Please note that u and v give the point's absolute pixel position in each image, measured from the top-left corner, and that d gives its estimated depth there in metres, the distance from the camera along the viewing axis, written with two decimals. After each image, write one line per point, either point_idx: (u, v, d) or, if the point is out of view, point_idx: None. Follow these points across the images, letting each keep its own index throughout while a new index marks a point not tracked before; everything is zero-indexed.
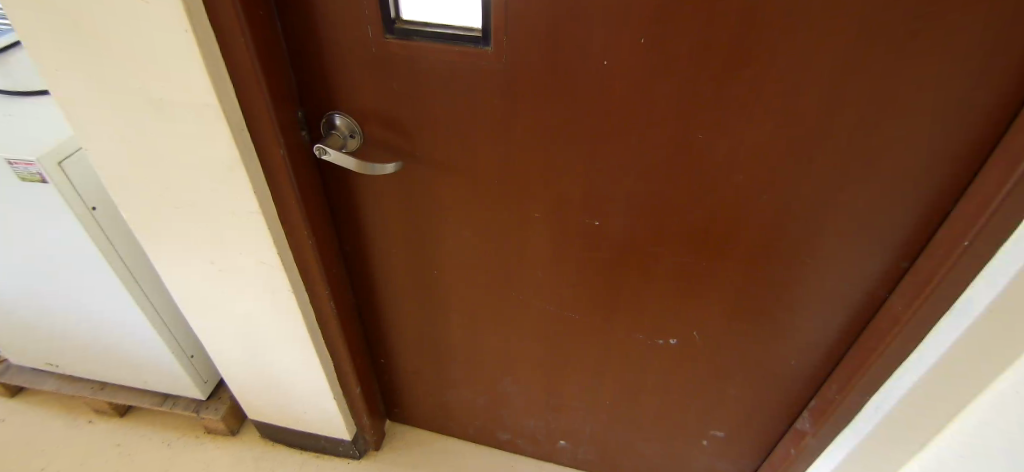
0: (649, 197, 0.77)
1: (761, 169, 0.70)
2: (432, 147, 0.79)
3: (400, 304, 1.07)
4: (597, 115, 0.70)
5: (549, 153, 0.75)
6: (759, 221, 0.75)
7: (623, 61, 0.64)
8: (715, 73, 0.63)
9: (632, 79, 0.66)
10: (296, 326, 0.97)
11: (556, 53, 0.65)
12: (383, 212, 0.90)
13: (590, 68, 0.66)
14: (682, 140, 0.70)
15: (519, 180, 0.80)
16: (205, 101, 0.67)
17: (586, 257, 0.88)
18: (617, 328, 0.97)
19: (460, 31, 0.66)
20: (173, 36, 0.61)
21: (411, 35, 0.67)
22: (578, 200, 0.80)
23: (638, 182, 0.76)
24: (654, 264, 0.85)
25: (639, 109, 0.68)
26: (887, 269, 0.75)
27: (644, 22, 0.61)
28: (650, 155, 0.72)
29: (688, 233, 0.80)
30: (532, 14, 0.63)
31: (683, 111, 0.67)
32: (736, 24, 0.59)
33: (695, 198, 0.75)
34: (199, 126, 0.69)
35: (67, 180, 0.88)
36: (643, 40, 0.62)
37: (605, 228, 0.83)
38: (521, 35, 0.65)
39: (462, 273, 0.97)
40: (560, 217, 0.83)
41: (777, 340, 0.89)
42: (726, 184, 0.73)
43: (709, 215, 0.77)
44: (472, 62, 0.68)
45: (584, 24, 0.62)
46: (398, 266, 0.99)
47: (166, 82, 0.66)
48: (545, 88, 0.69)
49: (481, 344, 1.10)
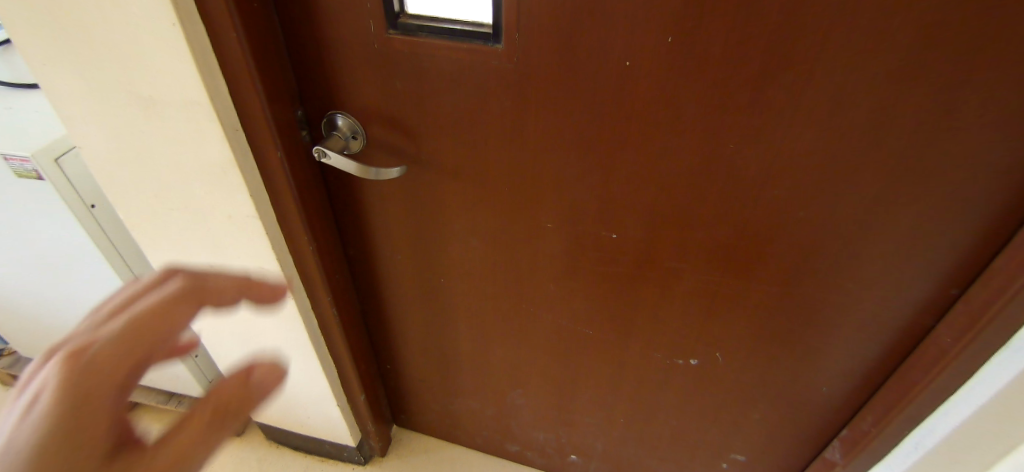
0: (669, 211, 0.71)
1: (797, 182, 0.63)
2: (437, 150, 0.74)
3: (405, 310, 1.03)
4: (615, 120, 0.64)
5: (562, 160, 0.70)
6: (791, 239, 0.68)
7: (645, 63, 0.58)
8: (748, 77, 0.56)
9: (655, 84, 0.59)
10: (296, 332, 0.94)
11: (569, 55, 0.59)
12: (387, 218, 0.86)
13: (609, 70, 0.60)
14: (709, 150, 0.63)
15: (531, 186, 0.74)
16: (198, 101, 0.63)
17: (602, 272, 0.82)
18: (633, 346, 0.91)
19: (468, 27, 0.61)
20: (162, 33, 0.57)
21: (416, 31, 0.62)
22: (594, 211, 0.74)
23: (658, 194, 0.69)
24: (674, 282, 0.79)
25: (661, 114, 0.61)
26: (934, 296, 0.67)
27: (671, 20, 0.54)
28: (674, 167, 0.66)
29: (711, 250, 0.73)
30: (546, 11, 0.57)
31: (710, 118, 0.60)
32: (774, 21, 0.52)
33: (719, 214, 0.69)
34: (192, 127, 0.66)
35: (64, 178, 0.85)
36: (670, 39, 0.56)
37: (622, 241, 0.77)
38: (535, 32, 0.59)
39: (471, 281, 0.92)
40: (573, 228, 0.77)
41: (807, 365, 0.83)
42: (753, 198, 0.66)
43: (732, 233, 0.70)
44: (481, 61, 0.62)
45: (601, 25, 0.56)
46: (404, 273, 0.95)
47: (157, 80, 0.62)
48: (558, 90, 0.63)
49: (488, 354, 1.05)
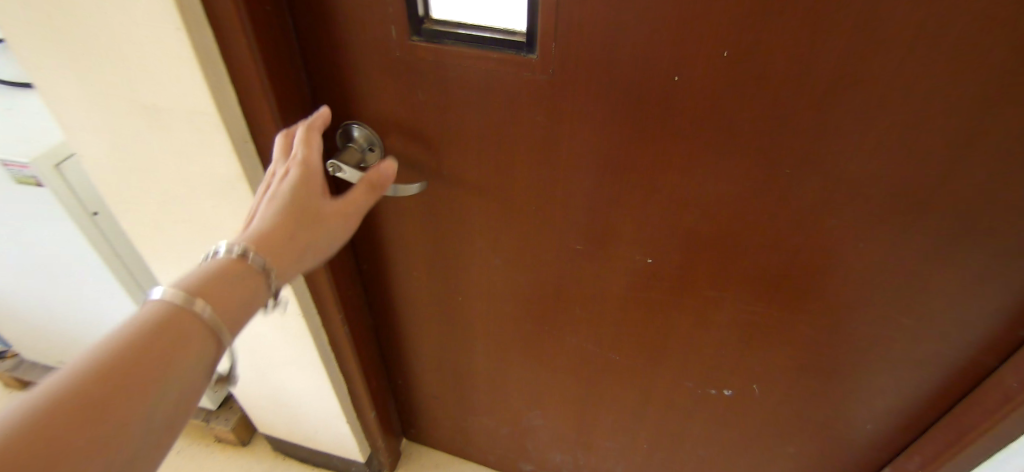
0: (710, 236, 0.65)
1: (858, 212, 0.56)
2: (459, 165, 0.69)
3: (419, 326, 0.98)
4: (656, 139, 0.58)
5: (595, 179, 0.64)
6: (845, 271, 0.62)
7: (695, 78, 0.52)
8: (812, 97, 0.50)
9: (704, 101, 0.53)
10: (306, 349, 0.90)
11: (608, 68, 0.54)
12: (402, 233, 0.81)
13: (654, 85, 0.54)
14: (760, 174, 0.57)
15: (560, 206, 0.69)
16: (204, 111, 0.58)
17: (632, 296, 0.76)
18: (661, 372, 0.86)
19: (499, 34, 0.55)
20: (166, 39, 0.52)
21: (441, 37, 0.57)
22: (627, 233, 0.69)
23: (701, 219, 0.64)
24: (710, 309, 0.73)
25: (709, 134, 0.56)
26: (1002, 338, 0.61)
27: (728, 32, 0.48)
28: (720, 190, 0.60)
29: (754, 278, 0.68)
30: (586, 19, 0.51)
31: (764, 139, 0.54)
32: (848, 36, 0.45)
33: (766, 240, 0.63)
34: (198, 138, 0.61)
35: (65, 185, 0.81)
36: (726, 53, 0.49)
37: (658, 266, 0.71)
38: (572, 41, 0.53)
39: (489, 300, 0.87)
40: (604, 250, 0.72)
41: (852, 401, 0.77)
42: (806, 227, 0.60)
43: (780, 261, 0.65)
44: (512, 72, 0.57)
45: (648, 37, 0.50)
46: (419, 289, 0.90)
47: (160, 89, 0.57)
48: (595, 105, 0.57)
49: (505, 374, 1.00)
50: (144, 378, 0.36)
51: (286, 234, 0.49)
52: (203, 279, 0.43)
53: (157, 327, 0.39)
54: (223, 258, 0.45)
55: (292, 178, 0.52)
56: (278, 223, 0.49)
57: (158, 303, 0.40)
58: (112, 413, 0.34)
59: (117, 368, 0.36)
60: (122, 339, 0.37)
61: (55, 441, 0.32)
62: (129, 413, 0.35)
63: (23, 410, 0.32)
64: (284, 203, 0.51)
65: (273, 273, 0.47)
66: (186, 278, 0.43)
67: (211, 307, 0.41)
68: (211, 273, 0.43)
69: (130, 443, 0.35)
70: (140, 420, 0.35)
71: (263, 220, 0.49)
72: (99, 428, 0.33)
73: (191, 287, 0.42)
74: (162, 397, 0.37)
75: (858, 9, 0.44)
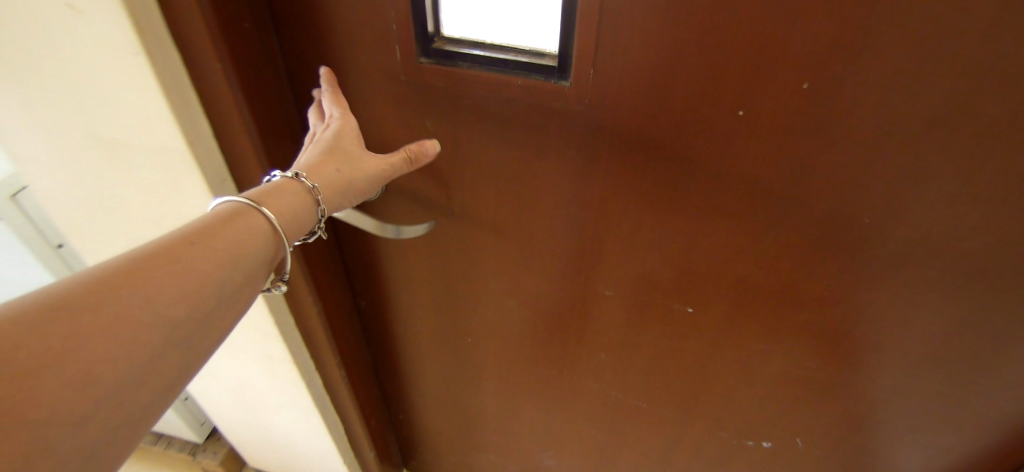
0: (763, 289, 0.56)
1: (949, 276, 0.47)
2: (471, 202, 0.60)
3: (423, 364, 0.89)
4: (707, 183, 0.49)
5: (633, 224, 0.55)
6: (922, 337, 0.53)
7: (762, 114, 0.42)
8: (909, 144, 0.40)
9: (771, 142, 0.44)
10: (298, 394, 0.81)
11: (655, 99, 0.45)
12: (405, 270, 0.72)
13: (710, 122, 0.44)
14: (832, 228, 0.47)
15: (588, 250, 0.60)
16: (173, 147, 0.48)
17: (667, 347, 0.68)
18: (693, 422, 0.78)
19: (525, 57, 0.46)
20: (124, 64, 0.43)
21: (455, 59, 0.48)
22: (669, 283, 0.60)
23: (754, 269, 0.54)
24: (756, 363, 0.65)
25: (774, 178, 0.46)
26: None
27: (810, 61, 0.39)
28: (783, 242, 0.51)
29: (812, 337, 0.58)
30: (632, 40, 0.42)
31: (841, 190, 0.44)
32: (968, 73, 0.36)
33: (831, 300, 0.53)
34: (168, 177, 0.52)
35: (24, 216, 0.72)
36: (805, 85, 0.40)
37: (700, 315, 0.62)
38: (613, 67, 0.44)
39: (502, 342, 0.78)
40: (640, 299, 0.64)
41: (911, 465, 0.68)
42: (882, 289, 0.50)
43: (845, 322, 0.55)
44: (539, 101, 0.48)
45: (708, 64, 0.41)
46: (423, 328, 0.81)
47: (120, 121, 0.48)
48: (636, 141, 0.48)
49: (517, 415, 0.92)
50: (206, 260, 0.36)
51: (332, 172, 0.45)
52: (261, 194, 0.41)
53: (223, 220, 0.38)
54: (280, 180, 0.43)
55: (335, 126, 0.49)
56: (324, 158, 0.46)
57: (225, 206, 0.40)
58: (173, 287, 0.34)
59: (183, 246, 0.36)
60: (185, 231, 0.37)
61: (115, 302, 0.32)
62: (189, 291, 0.35)
63: (99, 270, 0.33)
64: (330, 143, 0.47)
65: (324, 203, 0.45)
66: (247, 193, 0.41)
67: (271, 211, 0.41)
68: (267, 190, 0.42)
69: (189, 324, 0.35)
70: (200, 299, 0.35)
71: (310, 156, 0.46)
72: (158, 297, 0.33)
73: (250, 200, 0.40)
74: (222, 286, 0.37)
75: (989, 38, 0.34)
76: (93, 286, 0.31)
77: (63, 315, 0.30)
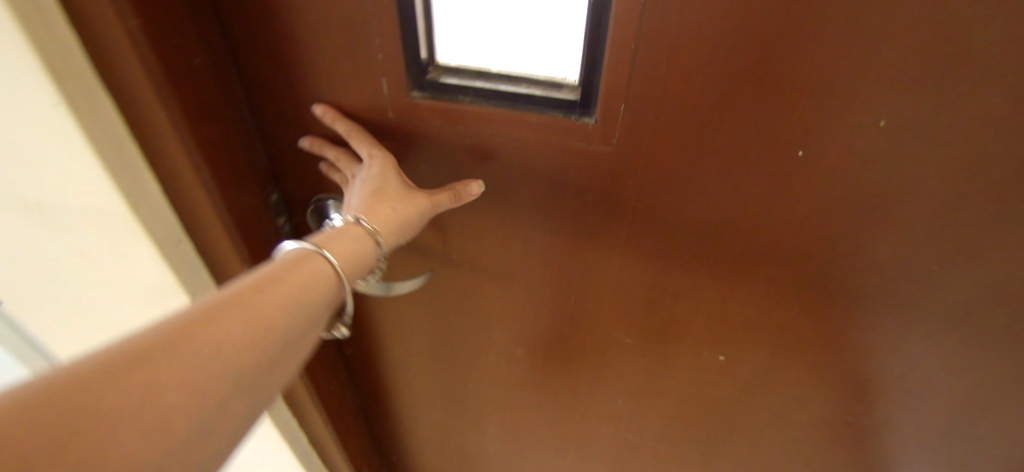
0: (810, 345, 0.49)
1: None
2: (472, 247, 0.52)
3: (417, 411, 0.81)
4: (754, 227, 0.42)
5: (661, 269, 0.48)
6: (994, 397, 0.46)
7: (827, 153, 0.36)
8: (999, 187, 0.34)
9: (834, 184, 0.37)
10: (275, 456, 0.72)
11: (696, 138, 0.38)
12: (397, 316, 0.64)
13: (762, 161, 0.38)
14: (899, 277, 0.40)
15: (608, 296, 0.53)
16: (107, 208, 0.39)
17: (692, 399, 0.60)
18: None
19: (541, 90, 0.39)
20: (34, 109, 0.33)
21: (454, 92, 0.40)
22: (698, 330, 0.52)
23: (803, 323, 0.47)
24: (795, 421, 0.57)
25: (836, 224, 0.39)
26: None
27: (889, 95, 0.32)
28: (838, 295, 0.44)
29: (864, 394, 0.50)
30: (670, 71, 0.35)
31: (913, 239, 0.38)
32: None
33: (890, 355, 0.46)
34: (101, 240, 0.41)
35: None
36: (882, 123, 0.34)
37: (734, 368, 0.54)
38: (646, 102, 0.37)
39: (507, 389, 0.71)
40: (663, 348, 0.56)
41: None
42: (952, 346, 0.43)
43: (904, 379, 0.48)
44: (556, 139, 0.40)
45: (766, 97, 0.35)
46: (418, 374, 0.73)
47: (33, 174, 0.37)
48: (670, 183, 0.41)
49: (521, 463, 0.83)
50: (275, 303, 0.31)
51: (388, 210, 0.40)
52: (326, 240, 0.37)
53: (292, 261, 0.34)
54: (342, 225, 0.39)
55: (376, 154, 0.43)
56: (379, 195, 0.41)
57: (288, 249, 0.36)
58: (244, 333, 0.29)
59: (251, 290, 0.31)
60: (260, 271, 0.33)
61: (200, 348, 0.27)
62: (260, 337, 0.30)
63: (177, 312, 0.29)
64: (378, 176, 0.42)
65: (385, 244, 0.40)
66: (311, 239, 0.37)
67: (334, 255, 0.36)
68: (331, 236, 0.38)
69: (262, 372, 0.30)
70: (271, 346, 0.30)
71: (360, 194, 0.41)
72: (236, 342, 0.29)
73: (317, 245, 0.36)
74: (300, 324, 0.32)
75: None
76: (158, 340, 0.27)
77: (142, 363, 0.25)
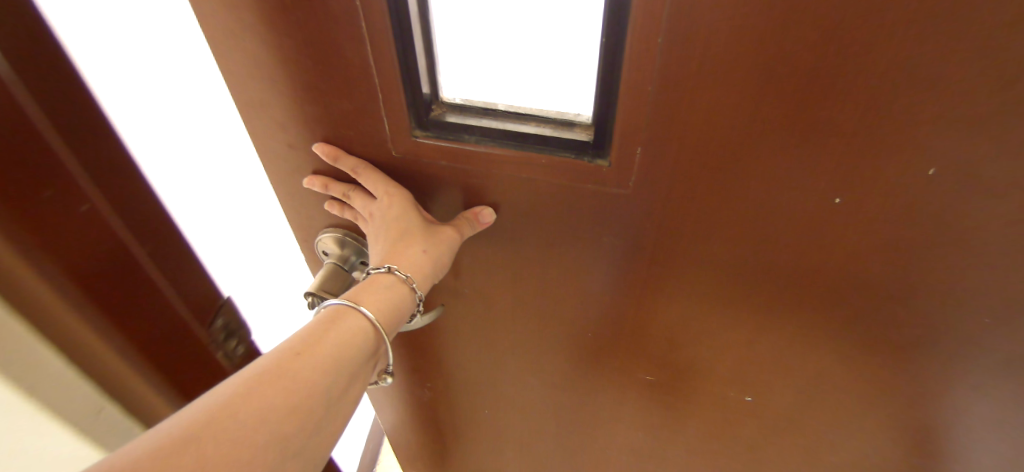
0: (842, 389, 0.46)
1: None
2: (483, 281, 0.51)
3: (434, 429, 0.81)
4: (781, 271, 0.39)
5: (680, 309, 0.46)
6: None
7: (867, 200, 0.32)
8: None
9: (875, 232, 0.34)
10: None
11: (720, 182, 0.35)
12: (410, 343, 0.64)
13: (793, 207, 0.34)
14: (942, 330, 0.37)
15: (623, 333, 0.51)
16: None
17: (714, 430, 0.58)
18: None
19: (551, 128, 0.36)
20: None
21: (459, 131, 0.38)
22: (720, 369, 0.50)
23: (835, 368, 0.44)
24: (823, 458, 0.55)
25: (875, 273, 0.36)
26: None
27: (942, 144, 0.28)
28: (877, 341, 0.40)
29: (898, 439, 0.48)
30: (692, 113, 0.32)
31: (961, 292, 0.34)
32: None
33: (930, 406, 0.43)
34: None
35: None
36: (932, 172, 0.30)
37: (760, 405, 0.52)
38: (665, 144, 0.34)
39: (522, 414, 0.69)
40: (683, 381, 0.54)
41: None
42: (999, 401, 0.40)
43: (944, 429, 0.45)
44: (567, 180, 0.38)
45: (800, 142, 0.31)
46: (433, 396, 0.73)
47: None
48: (691, 225, 0.38)
49: None
50: (312, 370, 0.33)
51: (419, 254, 0.40)
52: (358, 294, 0.38)
53: (327, 321, 0.36)
54: (374, 274, 0.40)
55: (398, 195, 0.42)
56: (408, 241, 0.41)
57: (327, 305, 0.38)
58: (290, 398, 0.31)
59: (292, 354, 0.33)
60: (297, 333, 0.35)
61: (247, 416, 0.29)
62: (305, 400, 0.32)
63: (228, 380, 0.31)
64: (403, 222, 0.41)
65: (420, 289, 0.41)
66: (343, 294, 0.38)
67: (370, 309, 0.38)
68: (363, 288, 0.39)
69: (309, 431, 0.32)
70: (315, 407, 0.32)
71: (389, 241, 0.41)
72: (280, 410, 0.31)
73: (350, 302, 0.38)
74: (335, 384, 0.34)
75: None
76: (201, 419, 0.28)
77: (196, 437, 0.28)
